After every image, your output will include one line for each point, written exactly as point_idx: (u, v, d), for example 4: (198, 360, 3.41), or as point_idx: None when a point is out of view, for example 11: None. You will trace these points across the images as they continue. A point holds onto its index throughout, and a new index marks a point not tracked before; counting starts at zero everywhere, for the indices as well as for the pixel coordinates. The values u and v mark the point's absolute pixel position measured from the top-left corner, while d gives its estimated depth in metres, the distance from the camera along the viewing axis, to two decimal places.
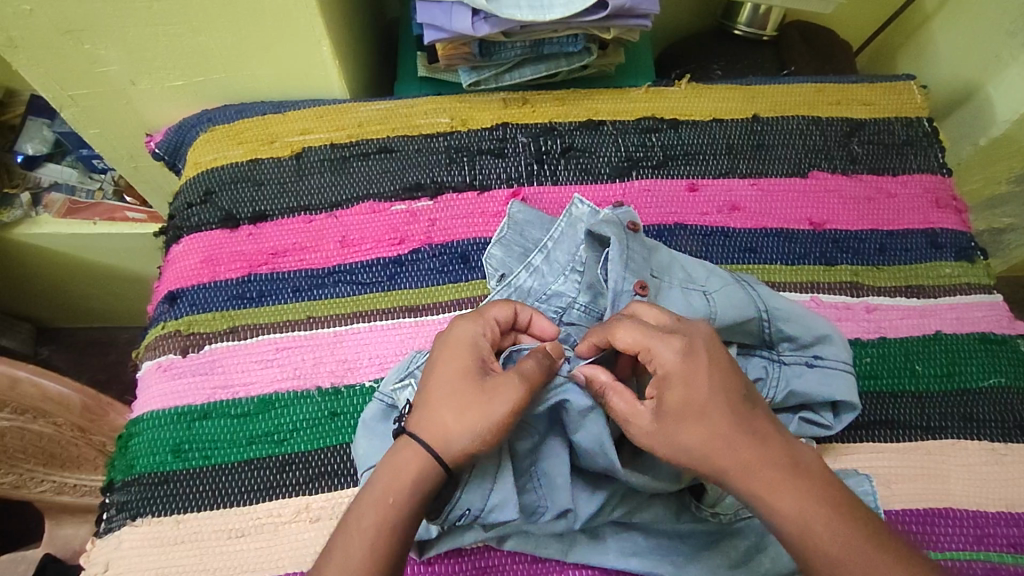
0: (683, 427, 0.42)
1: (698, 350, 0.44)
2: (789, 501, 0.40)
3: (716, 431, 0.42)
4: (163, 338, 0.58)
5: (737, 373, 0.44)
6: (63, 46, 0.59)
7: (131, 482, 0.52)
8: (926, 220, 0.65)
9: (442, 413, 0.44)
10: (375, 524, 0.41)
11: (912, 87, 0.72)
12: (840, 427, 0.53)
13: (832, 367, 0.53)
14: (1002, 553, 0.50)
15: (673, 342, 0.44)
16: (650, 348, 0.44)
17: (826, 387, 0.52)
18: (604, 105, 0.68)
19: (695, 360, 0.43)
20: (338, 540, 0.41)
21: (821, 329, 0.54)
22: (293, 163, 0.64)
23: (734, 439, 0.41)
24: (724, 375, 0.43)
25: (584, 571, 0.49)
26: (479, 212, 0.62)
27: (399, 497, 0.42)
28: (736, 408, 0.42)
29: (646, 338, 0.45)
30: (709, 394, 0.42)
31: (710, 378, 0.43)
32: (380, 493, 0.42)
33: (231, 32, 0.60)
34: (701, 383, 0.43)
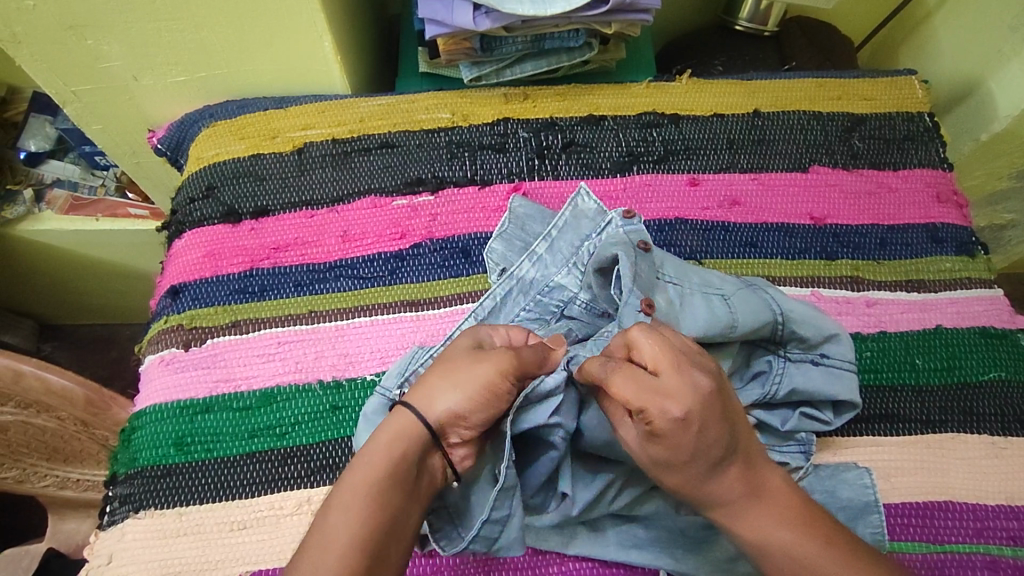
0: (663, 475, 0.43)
1: (695, 418, 0.40)
2: (753, 526, 0.42)
3: (695, 477, 0.42)
4: (165, 332, 0.58)
5: (729, 421, 0.42)
6: (66, 42, 0.59)
7: (134, 474, 0.53)
8: (927, 215, 0.65)
9: (430, 382, 0.44)
10: (355, 487, 0.40)
11: (914, 82, 0.72)
12: (839, 422, 0.53)
13: (838, 367, 0.53)
14: (1002, 546, 0.51)
15: (668, 406, 0.40)
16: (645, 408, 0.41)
17: (829, 385, 0.52)
18: (605, 100, 0.68)
19: (690, 427, 0.40)
20: (322, 512, 0.40)
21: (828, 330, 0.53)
22: (294, 159, 0.64)
23: (711, 483, 0.42)
24: (717, 429, 0.41)
25: (585, 563, 0.49)
26: (480, 207, 0.63)
27: (382, 458, 0.41)
28: (718, 461, 0.42)
29: (642, 398, 0.41)
30: (696, 454, 0.41)
31: (701, 441, 0.41)
32: (362, 456, 0.41)
33: (233, 28, 0.60)
34: (689, 448, 0.41)
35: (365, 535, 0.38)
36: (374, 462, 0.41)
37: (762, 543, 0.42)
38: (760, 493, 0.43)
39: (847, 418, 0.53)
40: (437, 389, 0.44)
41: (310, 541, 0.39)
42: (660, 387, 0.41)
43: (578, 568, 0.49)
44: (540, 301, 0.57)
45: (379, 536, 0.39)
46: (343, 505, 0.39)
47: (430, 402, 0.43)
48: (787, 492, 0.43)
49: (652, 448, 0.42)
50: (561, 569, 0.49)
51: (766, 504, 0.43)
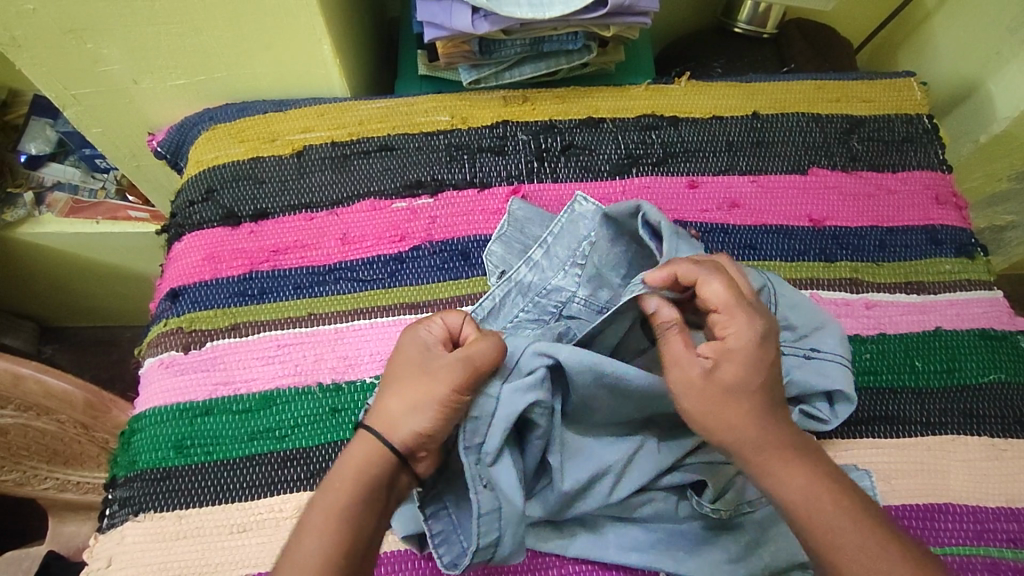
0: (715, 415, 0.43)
1: (767, 340, 0.44)
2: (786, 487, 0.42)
3: (747, 414, 0.43)
4: (164, 335, 0.58)
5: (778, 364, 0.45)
6: (66, 46, 0.60)
7: (133, 477, 0.53)
8: (927, 217, 0.65)
9: (387, 402, 0.45)
10: (326, 509, 0.42)
11: (913, 83, 0.72)
12: (836, 421, 0.53)
13: (828, 360, 0.53)
14: (1001, 548, 0.50)
15: (750, 325, 0.44)
16: (728, 320, 0.45)
17: (826, 378, 0.52)
18: (604, 103, 0.68)
19: (760, 348, 0.44)
20: (298, 532, 0.42)
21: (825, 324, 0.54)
22: (293, 161, 0.65)
23: (759, 424, 0.43)
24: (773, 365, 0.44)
25: (584, 565, 0.49)
26: (480, 209, 0.63)
27: (346, 483, 0.43)
28: (770, 404, 0.44)
29: (729, 312, 0.45)
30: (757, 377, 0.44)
31: (766, 372, 0.44)
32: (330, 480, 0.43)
33: (233, 31, 0.60)
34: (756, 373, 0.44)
35: (336, 553, 0.40)
36: (341, 484, 0.43)
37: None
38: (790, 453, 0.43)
39: (845, 414, 0.53)
40: (401, 412, 0.44)
41: (286, 559, 0.41)
42: (735, 310, 0.45)
43: (577, 570, 0.49)
44: (538, 303, 0.57)
45: (350, 555, 0.41)
46: (312, 527, 0.41)
47: (395, 423, 0.44)
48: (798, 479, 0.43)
49: (726, 368, 0.43)
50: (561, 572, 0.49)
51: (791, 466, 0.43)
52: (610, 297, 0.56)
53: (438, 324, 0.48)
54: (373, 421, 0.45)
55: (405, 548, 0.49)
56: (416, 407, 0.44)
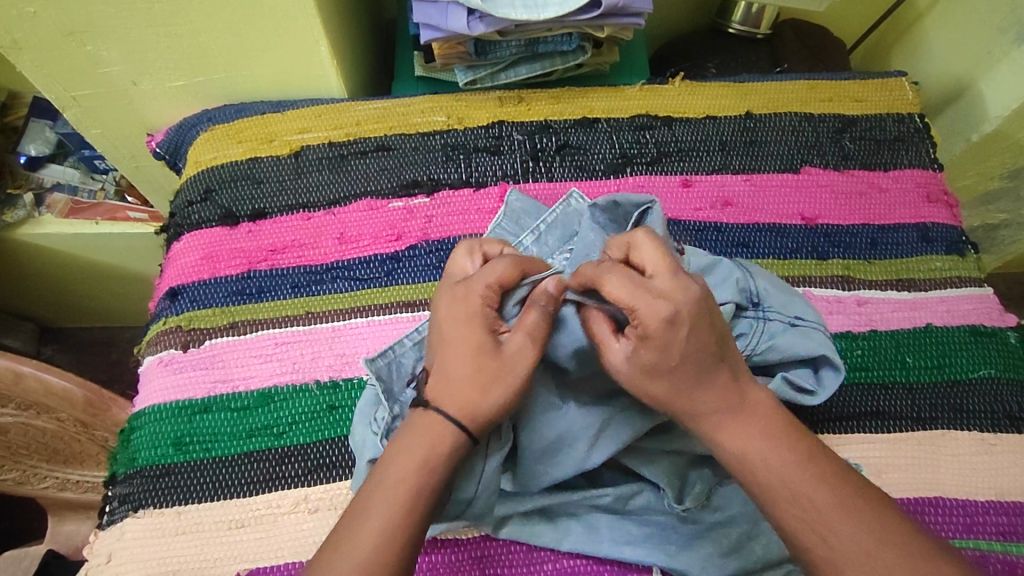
0: (657, 379, 0.43)
1: (684, 320, 0.41)
2: (734, 438, 0.43)
3: (687, 380, 0.42)
4: (164, 333, 0.59)
5: (716, 334, 0.43)
6: (66, 47, 0.60)
7: (133, 474, 0.53)
8: (918, 215, 0.66)
9: (458, 380, 0.44)
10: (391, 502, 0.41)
11: (904, 83, 0.73)
12: (824, 392, 0.52)
13: (809, 331, 0.53)
14: (991, 541, 0.51)
15: (660, 306, 0.41)
16: (636, 307, 0.42)
17: (809, 345, 0.51)
18: (598, 103, 0.69)
19: (679, 327, 0.41)
20: (353, 524, 0.41)
21: (799, 305, 0.55)
22: (291, 162, 0.65)
23: (697, 388, 0.43)
24: (703, 337, 0.42)
25: (577, 558, 0.50)
26: (475, 209, 0.63)
27: (423, 469, 0.42)
28: (710, 364, 0.43)
29: (635, 299, 0.42)
30: (683, 359, 0.42)
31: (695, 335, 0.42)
32: (401, 466, 0.42)
33: (230, 33, 0.60)
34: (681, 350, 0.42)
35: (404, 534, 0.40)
36: (412, 472, 0.42)
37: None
38: (743, 405, 0.43)
39: (832, 385, 0.52)
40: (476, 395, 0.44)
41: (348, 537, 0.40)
42: (654, 289, 0.42)
43: (573, 565, 0.50)
44: None
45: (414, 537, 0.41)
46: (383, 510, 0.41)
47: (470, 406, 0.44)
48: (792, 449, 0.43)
49: (642, 364, 0.43)
50: (556, 566, 0.50)
51: (750, 417, 0.43)
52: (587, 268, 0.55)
53: (488, 310, 0.48)
54: (442, 399, 0.44)
55: None
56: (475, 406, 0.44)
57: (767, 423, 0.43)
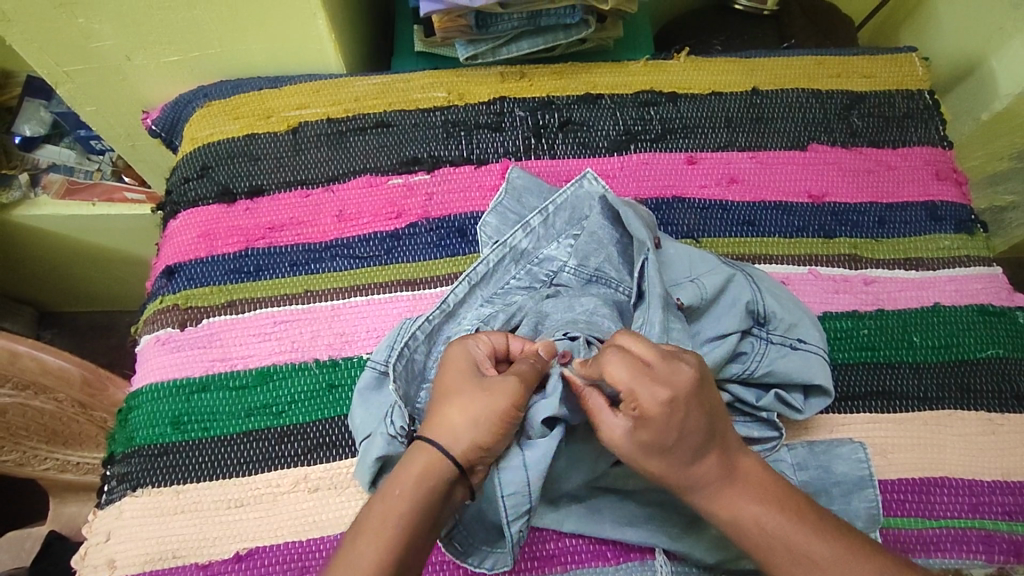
0: (653, 457, 0.43)
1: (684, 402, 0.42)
2: (731, 504, 0.44)
3: (681, 461, 0.43)
4: (161, 312, 0.58)
5: (706, 415, 0.43)
6: (58, 20, 0.59)
7: (131, 453, 0.53)
8: (926, 193, 0.65)
9: (444, 412, 0.43)
10: (382, 516, 0.40)
11: (914, 59, 0.71)
12: (809, 413, 0.53)
13: (807, 353, 0.53)
14: (996, 521, 0.51)
15: (658, 391, 0.42)
16: (636, 394, 0.42)
17: (806, 370, 0.52)
18: (602, 79, 0.68)
19: (677, 410, 0.42)
20: (349, 542, 0.40)
21: (803, 319, 0.54)
22: (289, 138, 0.64)
23: (692, 465, 0.43)
24: (700, 418, 0.43)
25: (578, 538, 0.49)
26: (476, 186, 0.62)
27: (405, 490, 0.40)
28: (702, 445, 0.43)
29: (636, 382, 0.42)
30: (679, 441, 0.43)
31: (687, 420, 0.43)
32: (389, 488, 0.41)
33: (224, 5, 0.59)
34: (677, 431, 0.42)
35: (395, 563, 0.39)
36: (400, 498, 0.40)
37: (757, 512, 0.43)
38: (734, 476, 0.44)
39: (818, 408, 0.53)
40: (461, 424, 0.42)
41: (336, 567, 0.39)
42: (654, 373, 0.43)
43: (574, 545, 0.49)
44: (530, 271, 0.57)
45: (404, 566, 0.39)
46: (375, 539, 0.39)
47: (454, 433, 0.42)
48: (762, 476, 0.45)
49: (639, 446, 0.43)
50: (558, 546, 0.49)
51: (739, 487, 0.44)
52: (597, 262, 0.56)
53: (486, 342, 0.47)
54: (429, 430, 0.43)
55: None
56: (476, 417, 0.43)
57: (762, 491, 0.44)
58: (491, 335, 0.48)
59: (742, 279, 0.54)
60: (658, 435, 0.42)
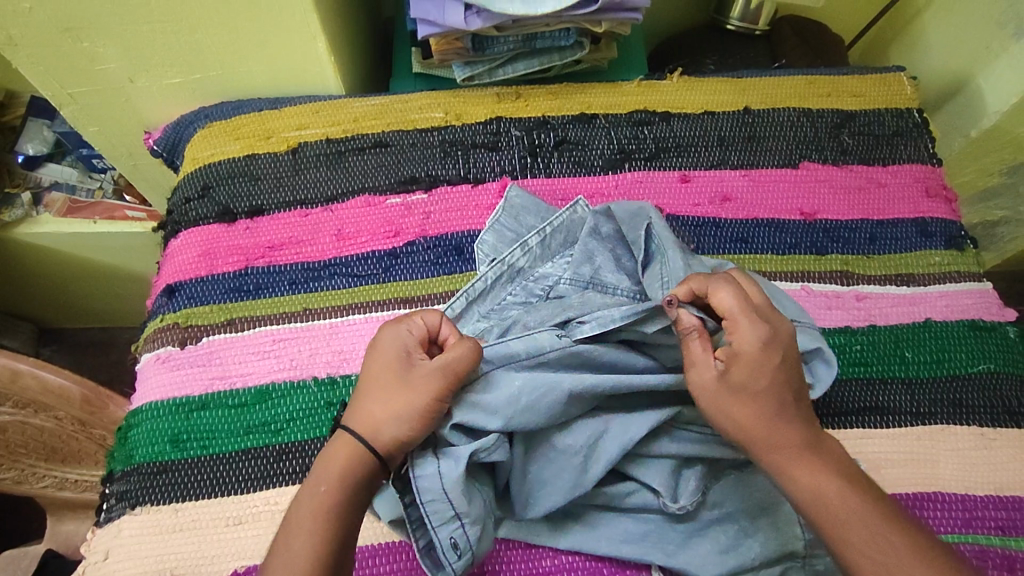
0: (741, 400, 0.44)
1: (780, 343, 0.45)
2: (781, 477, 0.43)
3: (763, 413, 0.44)
4: (161, 330, 0.58)
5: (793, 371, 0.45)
6: (62, 44, 0.60)
7: (130, 471, 0.53)
8: (916, 210, 0.66)
9: (365, 403, 0.46)
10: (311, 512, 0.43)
11: (903, 78, 0.73)
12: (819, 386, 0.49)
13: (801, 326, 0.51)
14: (990, 536, 0.51)
15: (761, 328, 0.45)
16: (738, 324, 0.45)
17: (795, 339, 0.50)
18: (597, 99, 0.69)
19: (772, 352, 0.45)
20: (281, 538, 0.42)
21: (793, 307, 0.54)
22: (288, 158, 0.65)
23: (777, 419, 0.44)
24: (790, 368, 0.45)
25: (573, 555, 0.50)
26: (473, 205, 0.63)
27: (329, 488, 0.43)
28: (786, 402, 0.45)
29: (740, 315, 0.45)
30: (772, 386, 0.44)
31: (781, 365, 0.45)
32: (314, 482, 0.44)
33: (226, 28, 0.60)
34: (773, 373, 0.44)
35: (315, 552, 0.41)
36: (324, 489, 0.43)
37: None
38: (818, 447, 0.44)
39: (826, 377, 0.49)
40: (381, 417, 0.45)
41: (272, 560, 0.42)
42: (757, 313, 0.46)
43: (570, 562, 0.50)
44: (526, 287, 0.57)
45: (330, 556, 0.42)
46: (300, 525, 0.42)
47: (375, 428, 0.45)
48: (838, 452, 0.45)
49: (732, 383, 0.44)
50: (554, 563, 0.49)
51: (822, 457, 0.44)
52: (594, 270, 0.55)
53: (418, 325, 0.48)
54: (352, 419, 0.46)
55: (398, 539, 0.50)
56: (395, 411, 0.45)
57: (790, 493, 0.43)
58: (426, 315, 0.49)
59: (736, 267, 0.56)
60: (754, 376, 0.44)
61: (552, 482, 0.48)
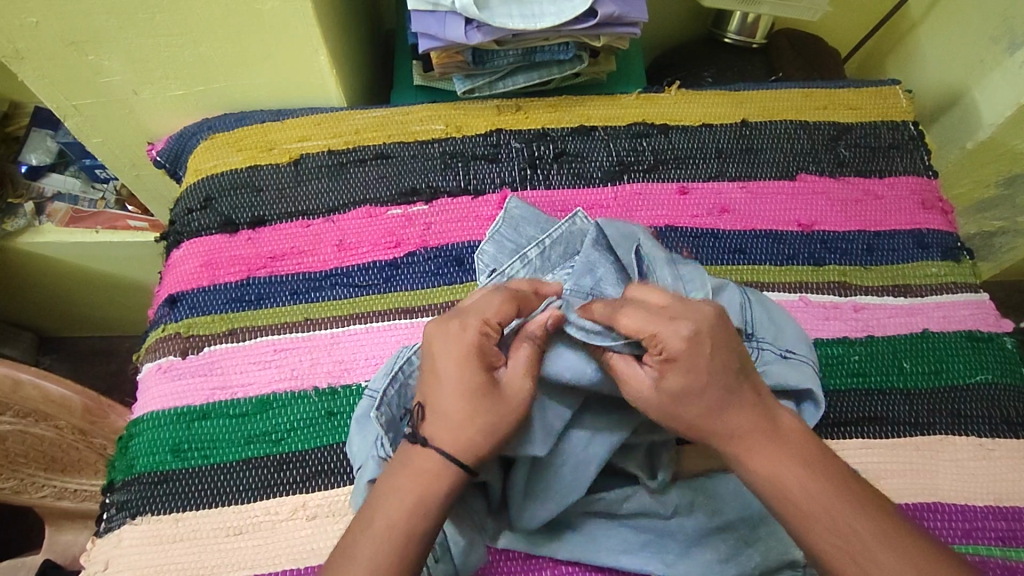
0: (685, 405, 0.43)
1: (706, 336, 0.43)
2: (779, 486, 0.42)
3: (711, 406, 0.43)
4: (162, 340, 0.59)
5: (735, 351, 0.44)
6: (68, 58, 0.61)
7: (131, 481, 0.53)
8: (913, 221, 0.66)
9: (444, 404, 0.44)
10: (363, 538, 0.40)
11: (898, 92, 0.74)
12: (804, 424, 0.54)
13: (800, 361, 0.54)
14: (990, 547, 0.51)
15: (679, 327, 0.43)
16: (655, 333, 0.44)
17: (800, 377, 0.53)
18: (595, 111, 0.70)
19: (702, 347, 0.43)
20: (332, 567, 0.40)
21: (792, 331, 0.56)
22: (290, 170, 0.66)
23: (726, 413, 0.43)
24: (725, 357, 0.43)
25: (574, 565, 0.50)
26: (474, 216, 0.64)
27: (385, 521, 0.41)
28: (736, 383, 0.43)
29: (654, 324, 0.44)
30: (711, 380, 0.43)
31: (712, 360, 0.43)
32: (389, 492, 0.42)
33: (229, 41, 0.61)
34: (706, 368, 0.43)
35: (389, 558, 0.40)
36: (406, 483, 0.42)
37: None
38: (778, 431, 0.43)
39: (811, 417, 0.54)
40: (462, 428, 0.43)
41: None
42: (670, 314, 0.44)
43: (569, 572, 0.50)
44: None
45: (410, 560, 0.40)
46: (373, 531, 0.41)
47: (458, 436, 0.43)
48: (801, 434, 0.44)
49: (670, 392, 0.43)
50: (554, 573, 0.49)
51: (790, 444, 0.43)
52: (594, 281, 0.54)
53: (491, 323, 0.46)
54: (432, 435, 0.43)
55: None
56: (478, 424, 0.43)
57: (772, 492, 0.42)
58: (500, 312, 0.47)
59: (734, 286, 0.56)
60: (689, 380, 0.43)
61: (544, 498, 0.48)
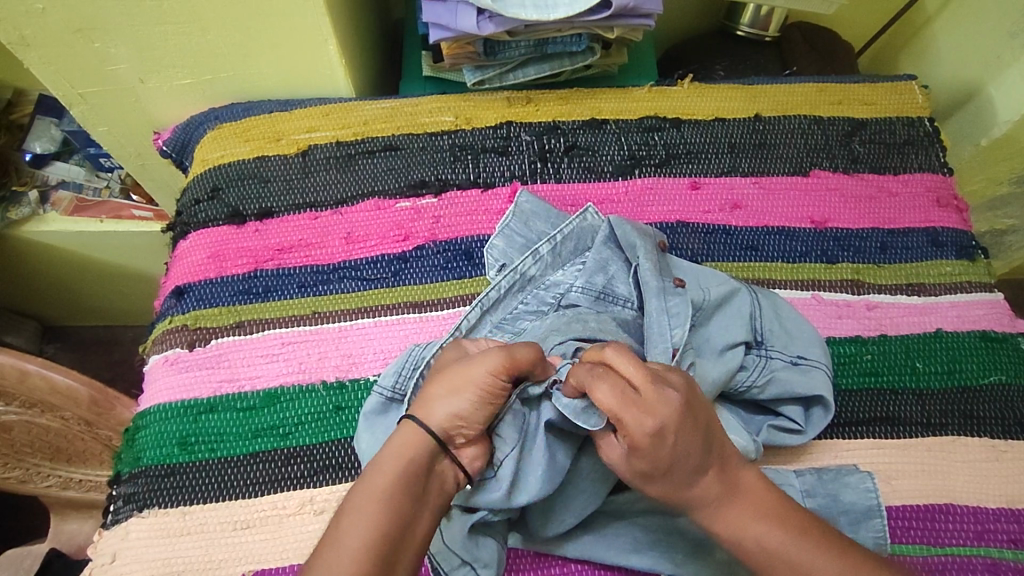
0: (647, 481, 0.43)
1: (670, 430, 0.41)
2: None
3: (672, 484, 0.42)
4: (170, 332, 0.58)
5: (702, 436, 0.42)
6: (74, 44, 0.60)
7: (138, 474, 0.53)
8: (927, 219, 0.65)
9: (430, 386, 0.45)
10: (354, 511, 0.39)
11: (914, 87, 0.73)
12: (812, 430, 0.53)
13: (809, 367, 0.54)
14: (1002, 548, 0.51)
15: (647, 418, 0.41)
16: (622, 420, 0.41)
17: (808, 383, 0.53)
18: (606, 105, 0.69)
19: (666, 440, 0.41)
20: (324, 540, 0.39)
21: (807, 337, 0.55)
22: (298, 160, 0.65)
23: (689, 485, 0.42)
24: (692, 443, 0.41)
25: (582, 564, 0.49)
26: (483, 210, 0.63)
27: (376, 492, 0.40)
28: (699, 466, 0.42)
29: (622, 410, 0.41)
30: (674, 466, 0.41)
31: (677, 450, 0.41)
32: (376, 471, 0.41)
33: (237, 30, 0.60)
34: (670, 459, 0.41)
35: (380, 540, 0.38)
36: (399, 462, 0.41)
37: (774, 549, 0.42)
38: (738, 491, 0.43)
39: (820, 422, 0.54)
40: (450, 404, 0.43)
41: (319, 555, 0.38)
42: (643, 400, 0.41)
43: (578, 571, 0.49)
44: (537, 296, 0.57)
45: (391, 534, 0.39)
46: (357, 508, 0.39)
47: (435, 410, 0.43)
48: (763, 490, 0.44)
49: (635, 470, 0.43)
50: (563, 571, 0.49)
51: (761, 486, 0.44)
52: (606, 281, 0.56)
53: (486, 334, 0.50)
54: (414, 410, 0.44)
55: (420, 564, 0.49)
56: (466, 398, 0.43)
57: (765, 506, 0.43)
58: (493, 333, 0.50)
59: (746, 292, 0.56)
60: (653, 465, 0.42)
61: (560, 510, 0.49)
